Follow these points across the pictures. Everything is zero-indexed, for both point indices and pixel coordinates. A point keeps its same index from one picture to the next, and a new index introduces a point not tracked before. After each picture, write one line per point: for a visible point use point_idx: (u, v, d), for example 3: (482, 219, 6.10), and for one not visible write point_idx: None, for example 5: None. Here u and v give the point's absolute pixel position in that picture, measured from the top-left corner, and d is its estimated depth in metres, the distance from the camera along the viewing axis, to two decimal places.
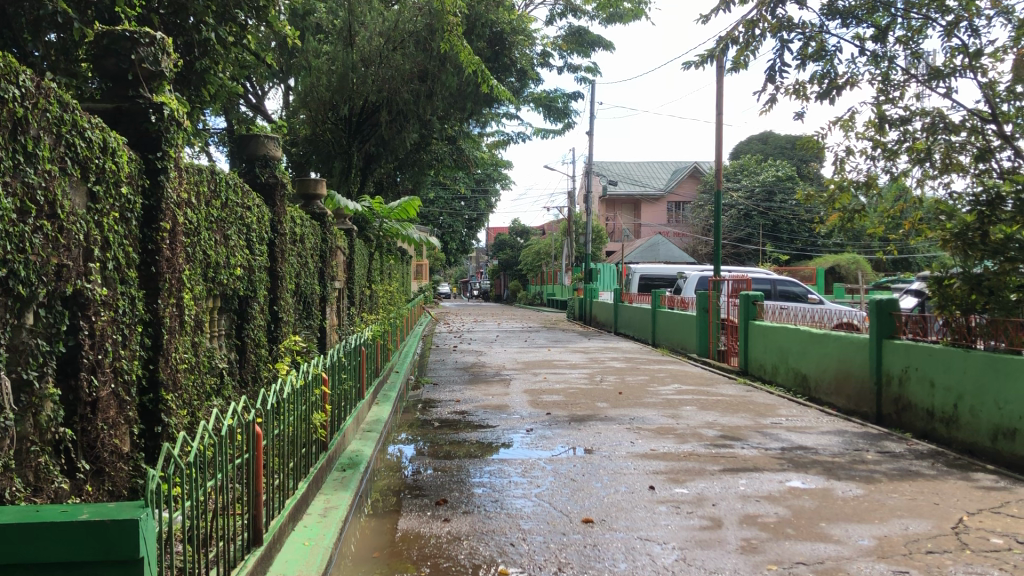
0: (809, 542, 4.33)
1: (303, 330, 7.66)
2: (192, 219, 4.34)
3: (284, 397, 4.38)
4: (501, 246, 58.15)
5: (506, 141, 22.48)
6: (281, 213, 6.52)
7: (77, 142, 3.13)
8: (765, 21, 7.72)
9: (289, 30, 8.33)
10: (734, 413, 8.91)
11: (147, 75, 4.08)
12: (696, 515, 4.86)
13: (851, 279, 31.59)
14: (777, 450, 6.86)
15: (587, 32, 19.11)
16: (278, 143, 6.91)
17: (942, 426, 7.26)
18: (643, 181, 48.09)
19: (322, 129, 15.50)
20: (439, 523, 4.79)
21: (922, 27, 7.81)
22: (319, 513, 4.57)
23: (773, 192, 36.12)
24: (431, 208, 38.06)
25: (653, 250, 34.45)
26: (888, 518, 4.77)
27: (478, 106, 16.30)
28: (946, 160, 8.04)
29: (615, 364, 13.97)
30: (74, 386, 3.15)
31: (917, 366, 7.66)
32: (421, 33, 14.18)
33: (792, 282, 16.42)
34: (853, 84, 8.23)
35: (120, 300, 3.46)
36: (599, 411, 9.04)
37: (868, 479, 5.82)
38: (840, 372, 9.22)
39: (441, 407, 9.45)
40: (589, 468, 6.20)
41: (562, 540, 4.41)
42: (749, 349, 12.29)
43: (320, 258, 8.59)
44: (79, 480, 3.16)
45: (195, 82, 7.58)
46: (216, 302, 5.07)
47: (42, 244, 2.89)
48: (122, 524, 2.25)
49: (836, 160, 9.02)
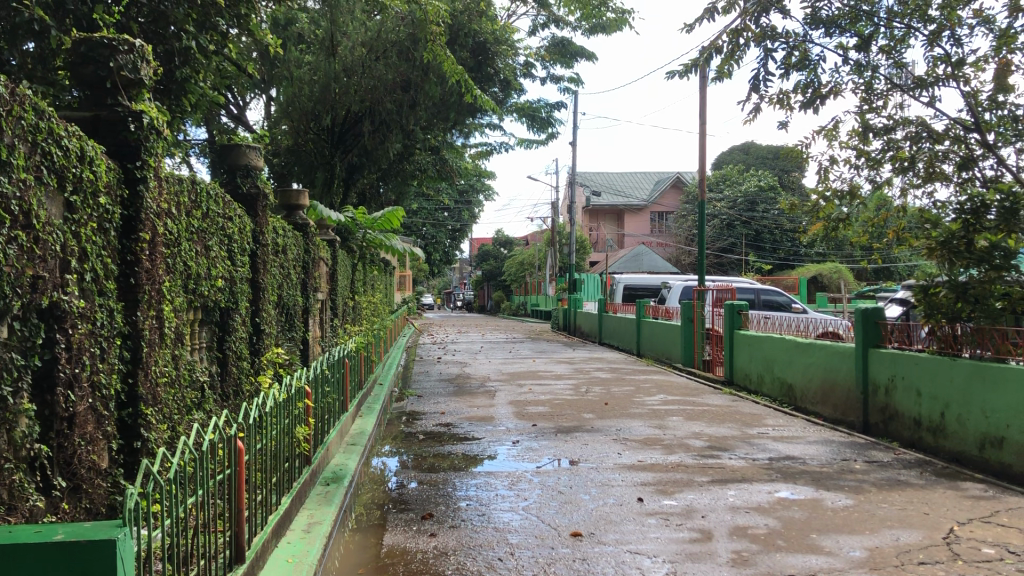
0: (800, 553, 4.28)
1: (286, 343, 7.57)
2: (172, 230, 4.26)
3: (267, 411, 4.30)
4: (485, 257, 58.11)
5: (490, 151, 22.46)
6: (263, 224, 6.47)
7: (53, 151, 3.06)
8: (749, 30, 7.72)
9: (272, 39, 8.25)
10: (720, 423, 8.88)
11: (125, 83, 3.99)
12: (686, 527, 4.81)
13: (834, 288, 31.74)
14: (765, 461, 6.82)
15: (570, 43, 19.16)
16: (260, 153, 6.82)
17: (929, 435, 7.24)
18: (626, 192, 48.19)
19: (304, 139, 15.43)
20: (425, 538, 4.71)
21: (905, 36, 7.83)
22: (303, 529, 4.48)
23: (755, 202, 36.25)
24: (414, 219, 37.93)
25: (637, 260, 34.48)
26: (878, 528, 4.74)
27: (461, 116, 16.30)
28: (929, 168, 8.04)
29: (600, 374, 13.94)
30: (50, 401, 3.06)
31: (903, 375, 7.65)
32: (404, 43, 14.13)
33: (775, 291, 16.46)
34: (836, 93, 8.25)
35: (98, 313, 3.39)
36: (585, 422, 8.97)
37: (857, 489, 5.80)
38: (827, 381, 9.20)
39: (426, 419, 9.36)
40: (577, 480, 6.15)
41: (550, 554, 4.34)
42: (734, 359, 12.28)
43: (304, 269, 8.52)
44: (55, 498, 3.07)
45: (175, 91, 7.49)
46: (197, 314, 4.98)
47: (16, 255, 2.80)
48: (99, 544, 2.17)
49: (820, 169, 9.04)
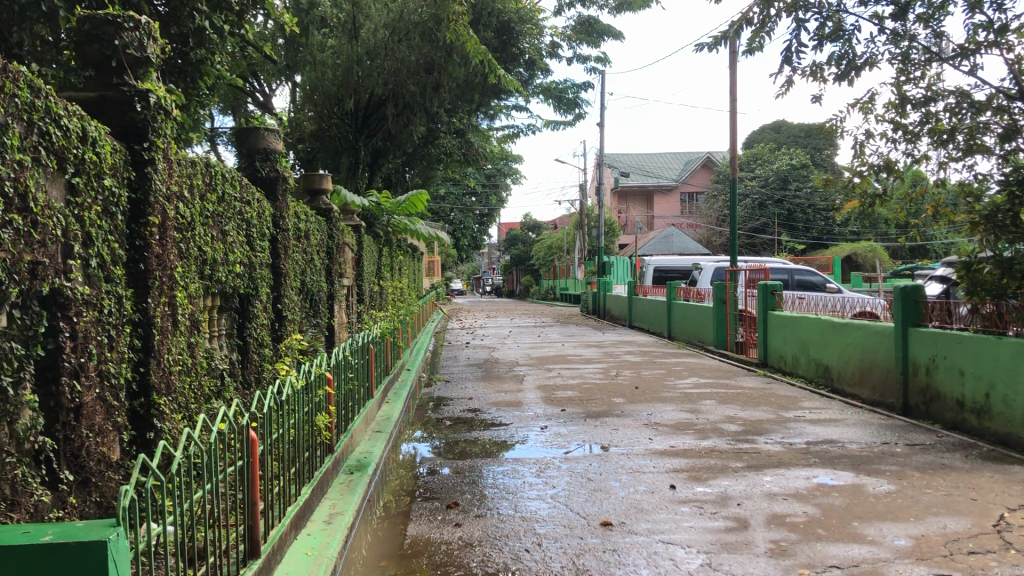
0: (841, 543, 4.09)
1: (309, 329, 7.46)
2: (183, 213, 4.12)
3: (284, 399, 4.16)
4: (513, 241, 58.01)
5: (516, 134, 22.23)
6: (283, 208, 6.34)
7: (52, 131, 2.93)
8: (781, 1, 7.44)
9: (288, 19, 8.10)
10: (754, 407, 8.66)
11: (132, 61, 3.87)
12: (721, 515, 4.62)
13: (868, 267, 31.22)
14: (803, 445, 6.60)
15: (596, 22, 18.85)
16: (279, 137, 6.70)
17: (973, 416, 6.99)
18: (655, 174, 47.76)
19: (328, 124, 15.36)
20: (450, 528, 4.57)
21: (944, 4, 7.51)
22: (324, 520, 4.35)
23: (787, 179, 35.87)
24: (442, 204, 37.83)
25: (667, 243, 34.29)
26: (924, 516, 4.52)
27: (486, 96, 16.19)
28: (970, 141, 7.73)
29: (631, 358, 13.75)
30: (54, 392, 2.95)
31: (945, 355, 7.40)
32: (426, 24, 13.70)
33: (809, 272, 16.14)
34: (872, 64, 7.95)
35: (105, 300, 3.26)
36: (615, 407, 8.78)
37: (899, 474, 5.57)
38: (864, 362, 8.95)
39: (454, 405, 9.24)
40: (607, 467, 5.98)
41: (579, 544, 4.18)
42: (768, 340, 12.03)
43: (328, 255, 8.40)
44: (62, 492, 2.97)
45: (191, 73, 7.38)
46: (215, 301, 4.87)
47: (12, 240, 2.67)
48: (87, 546, 2.03)
49: (856, 145, 8.75)
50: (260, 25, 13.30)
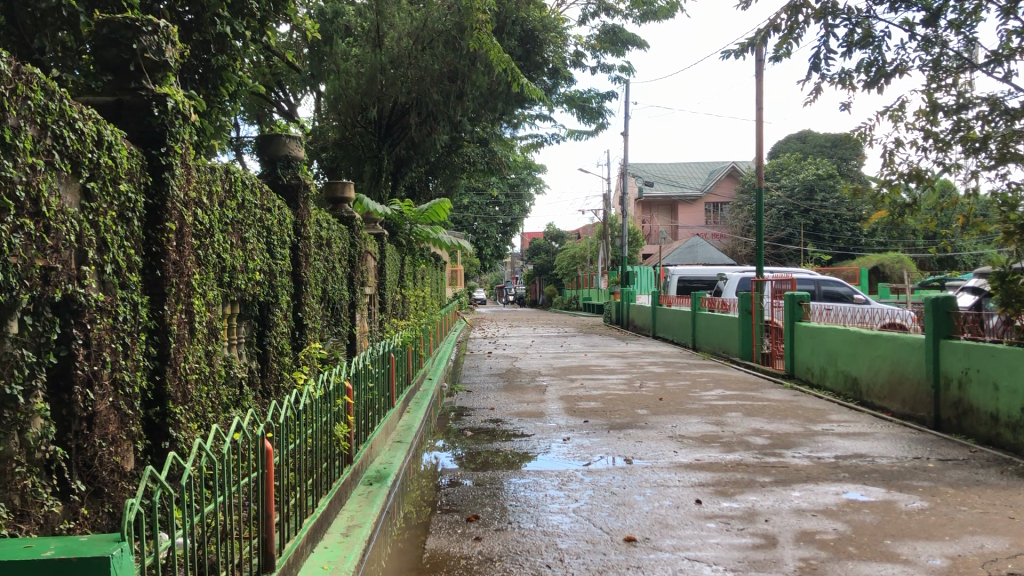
0: (874, 562, 3.96)
1: (330, 336, 7.40)
2: (202, 219, 4.07)
3: (302, 410, 4.09)
4: (536, 250, 57.92)
5: (540, 143, 22.18)
6: (304, 215, 6.24)
7: (66, 135, 2.88)
8: (809, 7, 7.32)
9: (311, 26, 8.09)
10: (782, 419, 8.51)
11: (150, 66, 3.85)
12: (747, 532, 4.50)
13: (896, 278, 30.85)
14: (832, 459, 6.45)
15: (621, 31, 18.79)
16: (300, 144, 6.68)
17: (1009, 431, 6.80)
18: (679, 183, 47.51)
19: (351, 133, 15.39)
20: (470, 542, 4.48)
21: (976, 10, 7.36)
22: (342, 532, 4.28)
23: (814, 190, 35.66)
24: (464, 213, 38.02)
25: (691, 253, 34.12)
26: (960, 535, 4.38)
27: (510, 105, 16.13)
28: (1003, 149, 7.54)
29: (655, 369, 13.61)
30: (67, 401, 2.88)
31: (978, 368, 7.23)
32: (450, 32, 13.70)
33: (836, 282, 15.94)
34: (902, 72, 7.80)
35: (119, 307, 3.20)
36: (639, 418, 8.66)
37: (932, 490, 5.41)
38: (894, 374, 8.76)
39: (475, 415, 9.13)
40: (630, 480, 5.86)
41: (602, 561, 4.07)
42: (795, 351, 11.84)
43: (350, 263, 8.34)
44: (73, 502, 2.89)
45: (212, 80, 7.38)
46: (234, 309, 4.82)
47: (23, 245, 2.60)
48: (91, 561, 1.98)
49: (886, 154, 8.59)
50: (285, 35, 13.38)
